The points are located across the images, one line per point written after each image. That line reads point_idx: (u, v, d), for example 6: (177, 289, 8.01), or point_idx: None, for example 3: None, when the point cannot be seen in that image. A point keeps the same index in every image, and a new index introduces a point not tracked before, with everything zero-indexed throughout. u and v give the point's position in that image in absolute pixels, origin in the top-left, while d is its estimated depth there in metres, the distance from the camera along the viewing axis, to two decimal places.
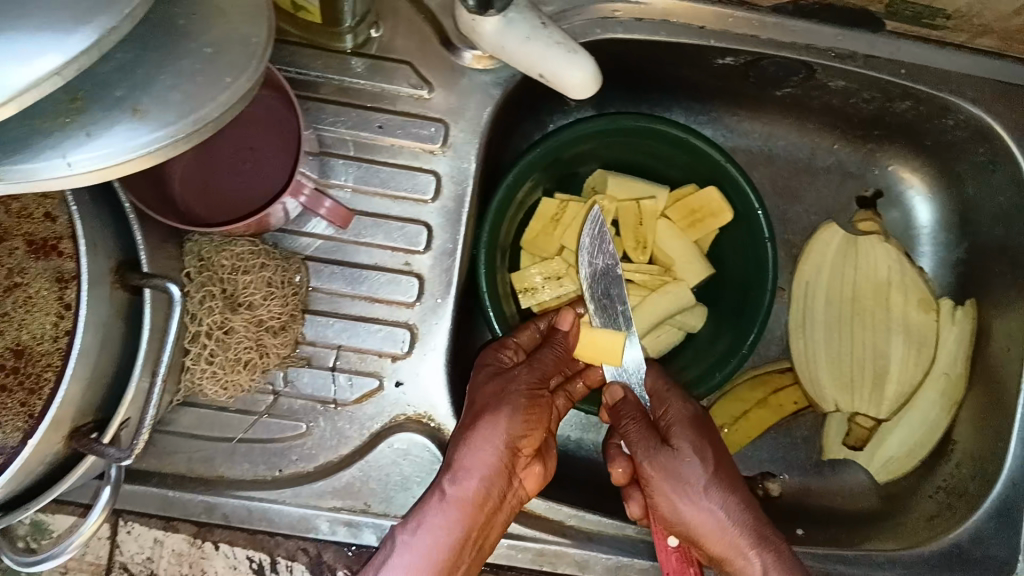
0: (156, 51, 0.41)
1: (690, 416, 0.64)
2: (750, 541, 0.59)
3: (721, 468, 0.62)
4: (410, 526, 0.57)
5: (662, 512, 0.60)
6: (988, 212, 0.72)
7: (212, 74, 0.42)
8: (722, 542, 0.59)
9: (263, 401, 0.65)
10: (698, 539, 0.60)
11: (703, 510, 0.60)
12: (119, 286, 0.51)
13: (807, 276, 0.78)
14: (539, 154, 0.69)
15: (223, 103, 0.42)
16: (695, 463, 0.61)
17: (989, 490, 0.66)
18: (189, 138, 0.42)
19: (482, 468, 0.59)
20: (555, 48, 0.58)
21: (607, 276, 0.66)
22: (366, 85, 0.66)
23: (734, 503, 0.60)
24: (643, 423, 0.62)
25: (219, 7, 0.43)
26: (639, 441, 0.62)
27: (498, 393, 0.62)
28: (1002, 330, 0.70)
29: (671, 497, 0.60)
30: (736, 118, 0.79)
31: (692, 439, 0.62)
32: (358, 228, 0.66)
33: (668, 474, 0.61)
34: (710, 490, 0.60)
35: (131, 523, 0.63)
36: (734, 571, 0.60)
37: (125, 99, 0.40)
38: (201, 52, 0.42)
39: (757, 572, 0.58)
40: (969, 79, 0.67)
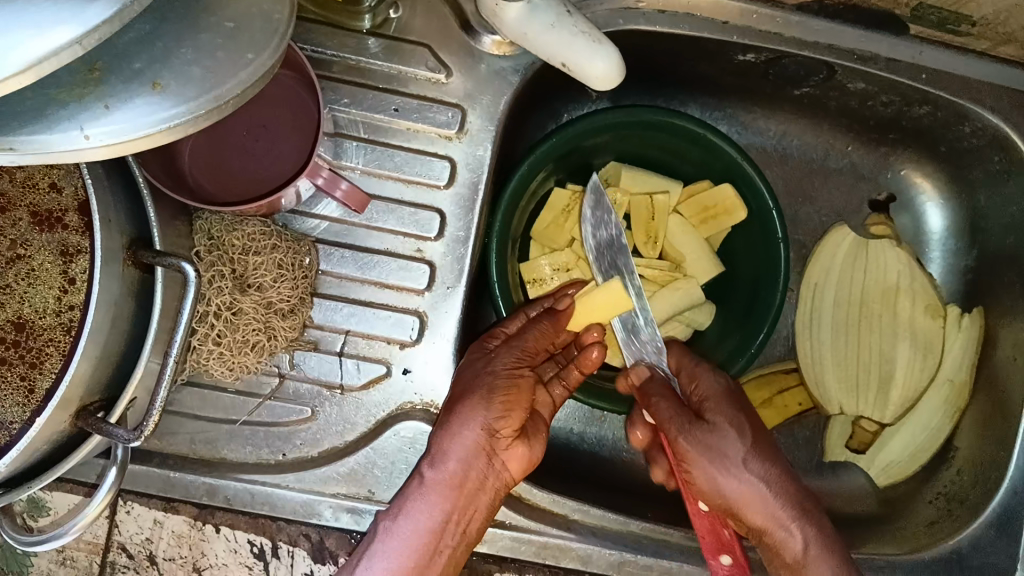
0: (179, 23, 0.40)
1: (723, 389, 0.63)
2: (791, 512, 0.59)
3: (758, 441, 0.61)
4: (394, 512, 0.58)
5: (697, 485, 0.59)
6: (1000, 221, 0.72)
7: (234, 50, 0.40)
8: (765, 514, 0.59)
9: (268, 384, 0.64)
10: (735, 511, 0.59)
11: (743, 482, 0.58)
12: (131, 263, 0.50)
13: (816, 278, 0.78)
14: (554, 144, 0.68)
15: (244, 81, 0.41)
16: (734, 438, 0.60)
17: (990, 498, 0.66)
18: (210, 114, 0.41)
19: (461, 452, 0.58)
20: (580, 37, 0.57)
21: (611, 247, 0.67)
22: (383, 66, 0.65)
23: (773, 477, 0.59)
24: (674, 402, 0.61)
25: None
26: (670, 418, 0.60)
27: (474, 378, 0.61)
28: (1009, 339, 0.70)
29: (711, 473, 0.58)
30: (751, 116, 0.79)
31: (728, 414, 0.61)
32: (371, 212, 0.66)
33: (707, 450, 0.58)
34: (751, 463, 0.59)
35: (131, 503, 0.62)
36: (773, 541, 0.59)
37: (145, 72, 0.39)
38: (221, 27, 0.41)
39: (799, 543, 0.58)
40: (988, 87, 0.67)
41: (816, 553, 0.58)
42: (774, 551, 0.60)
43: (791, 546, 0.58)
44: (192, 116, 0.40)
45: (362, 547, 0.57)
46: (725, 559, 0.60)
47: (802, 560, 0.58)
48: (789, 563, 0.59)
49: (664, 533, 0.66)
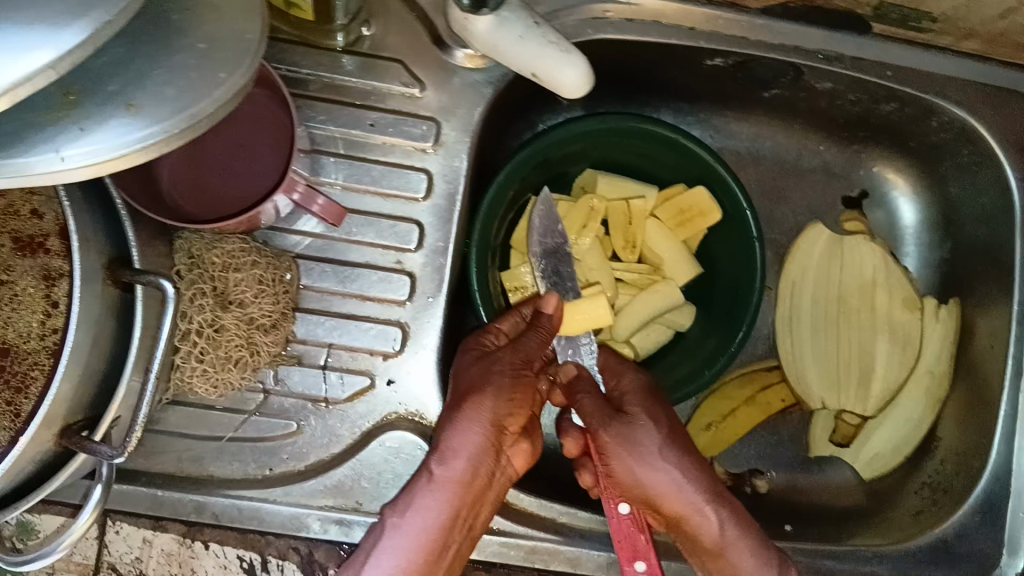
0: (149, 47, 0.41)
1: (642, 387, 0.65)
2: (706, 496, 0.60)
3: (673, 434, 0.63)
4: (400, 508, 0.58)
5: (618, 476, 0.61)
6: (972, 213, 0.74)
7: (205, 71, 0.42)
8: (681, 502, 0.60)
9: (253, 400, 0.65)
10: (652, 500, 0.61)
11: (660, 470, 0.60)
12: (112, 283, 0.51)
13: (794, 276, 0.78)
14: (529, 153, 0.69)
15: (217, 99, 0.42)
16: (651, 428, 0.61)
17: (973, 486, 0.68)
18: (183, 134, 0.42)
19: (472, 450, 0.59)
20: (549, 47, 0.59)
21: (557, 255, 0.69)
22: (357, 82, 0.66)
23: (688, 464, 0.61)
24: (597, 396, 0.63)
25: (210, 3, 0.43)
26: (593, 412, 0.62)
27: (483, 375, 0.62)
28: (986, 330, 0.71)
29: (628, 462, 0.60)
30: (723, 119, 0.80)
31: (645, 407, 0.63)
32: (349, 226, 0.66)
33: (622, 439, 0.61)
34: (668, 452, 0.61)
35: (119, 523, 0.62)
36: (691, 528, 0.61)
37: (118, 94, 0.40)
38: (194, 48, 0.42)
39: (715, 527, 0.60)
40: (953, 82, 0.69)
41: (733, 535, 0.60)
42: (694, 539, 0.61)
43: (709, 529, 0.60)
44: (166, 136, 0.41)
45: (363, 548, 0.57)
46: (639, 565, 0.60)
47: (720, 544, 0.60)
48: (708, 550, 0.61)
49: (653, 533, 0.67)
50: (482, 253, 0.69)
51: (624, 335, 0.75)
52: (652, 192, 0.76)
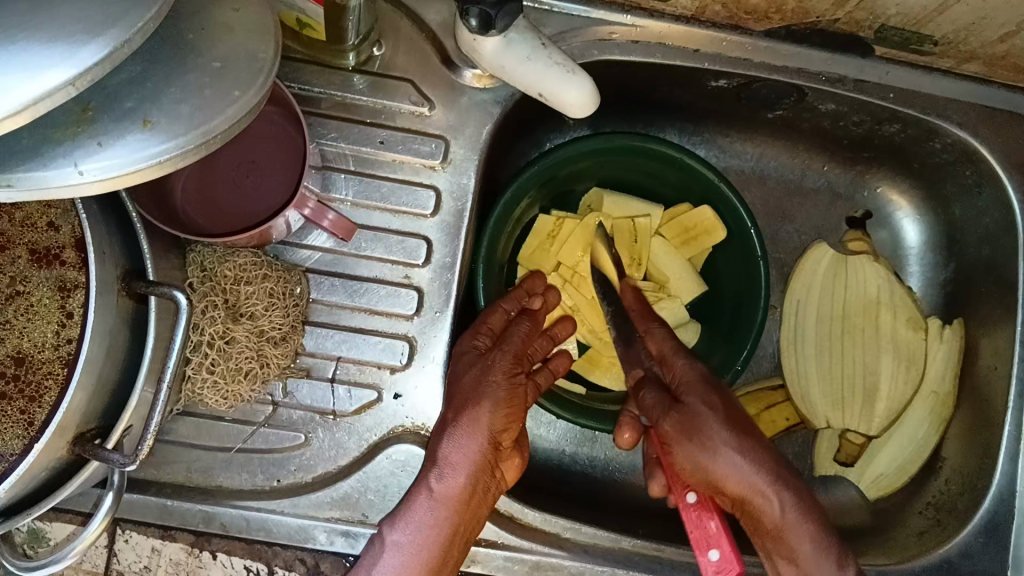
0: (168, 66, 0.42)
1: (699, 375, 0.63)
2: (768, 479, 0.59)
3: (733, 419, 0.62)
4: (400, 521, 0.58)
5: (682, 463, 0.61)
6: (975, 234, 0.74)
7: (220, 89, 0.43)
8: (742, 485, 0.59)
9: (262, 412, 0.66)
10: (716, 486, 0.60)
11: (726, 458, 0.59)
12: (125, 293, 0.52)
13: (798, 294, 0.79)
14: (536, 171, 0.71)
15: (230, 116, 0.44)
16: (709, 414, 0.61)
17: (977, 505, 0.68)
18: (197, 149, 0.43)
19: (468, 464, 0.60)
20: (554, 68, 0.61)
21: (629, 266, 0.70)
22: (368, 101, 0.68)
23: (750, 448, 0.60)
24: (658, 388, 0.65)
25: (227, 24, 0.45)
26: (653, 404, 0.64)
27: (478, 387, 0.62)
28: (989, 350, 0.72)
29: (691, 450, 0.60)
30: (728, 139, 0.81)
31: (703, 397, 0.62)
32: (359, 242, 0.67)
33: (685, 425, 0.61)
34: (733, 438, 0.60)
35: (129, 532, 0.63)
36: (755, 509, 0.59)
37: (135, 110, 0.41)
38: (208, 67, 0.44)
39: (777, 510, 0.58)
40: (954, 103, 0.70)
41: (793, 517, 0.58)
42: (755, 520, 0.59)
43: (770, 512, 0.58)
44: (181, 151, 0.42)
45: (367, 563, 0.57)
46: (713, 554, 0.57)
47: (781, 526, 0.58)
48: (770, 532, 0.59)
49: (656, 550, 0.67)
50: (489, 268, 0.70)
51: None
52: (657, 211, 0.77)
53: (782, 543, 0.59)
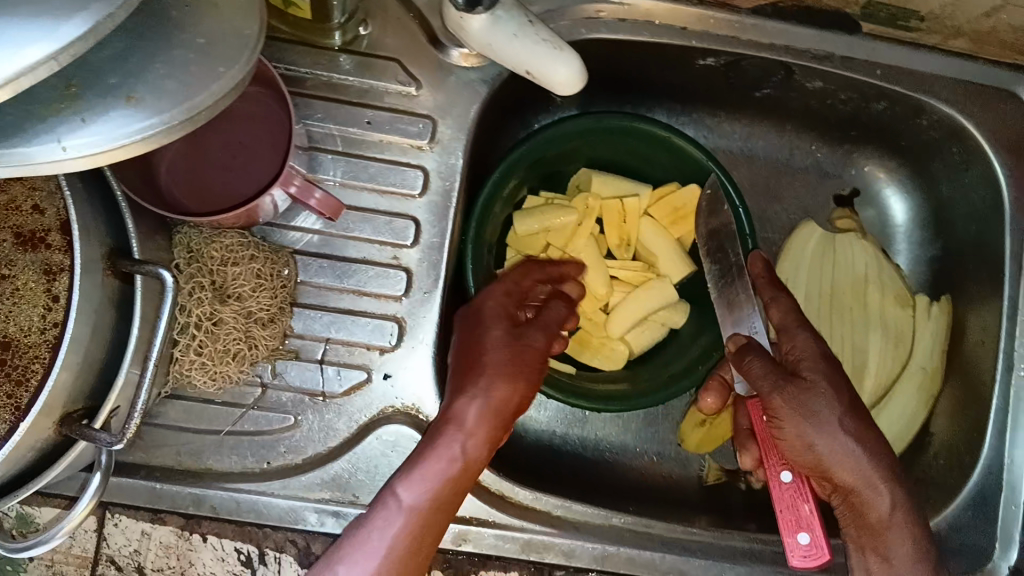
0: (155, 43, 0.42)
1: (820, 351, 0.66)
2: (884, 474, 0.62)
3: (856, 401, 0.64)
4: (409, 485, 0.57)
5: (788, 440, 0.62)
6: (963, 211, 0.75)
7: (205, 64, 0.43)
8: (856, 473, 0.62)
9: (251, 393, 0.65)
10: (827, 471, 0.62)
11: (835, 441, 0.62)
12: (112, 274, 0.52)
13: (787, 272, 0.78)
14: (525, 149, 0.71)
15: (214, 90, 0.43)
16: (831, 397, 0.63)
17: (967, 479, 0.69)
18: (184, 126, 0.42)
19: (489, 438, 0.61)
20: (542, 45, 0.61)
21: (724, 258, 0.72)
22: (355, 81, 0.67)
23: (870, 438, 0.63)
24: (767, 359, 0.64)
25: (214, 1, 0.45)
26: (762, 375, 0.63)
27: (515, 361, 0.63)
28: (978, 327, 0.73)
29: (803, 430, 0.62)
30: (716, 120, 0.81)
31: (828, 375, 0.64)
32: (347, 223, 0.67)
33: (797, 403, 0.62)
34: (847, 423, 0.62)
35: (119, 515, 0.63)
36: (859, 502, 0.63)
37: (119, 86, 0.41)
38: (192, 42, 0.43)
39: (884, 506, 0.62)
40: (942, 80, 0.70)
41: (899, 518, 0.62)
42: (858, 513, 0.63)
43: (879, 508, 0.62)
44: (167, 128, 0.42)
45: (365, 524, 0.56)
46: (803, 537, 0.62)
47: (886, 523, 0.62)
48: (871, 526, 0.63)
49: (646, 527, 0.67)
50: (478, 248, 0.70)
51: (618, 334, 0.75)
52: (645, 190, 0.76)
53: (879, 538, 0.63)
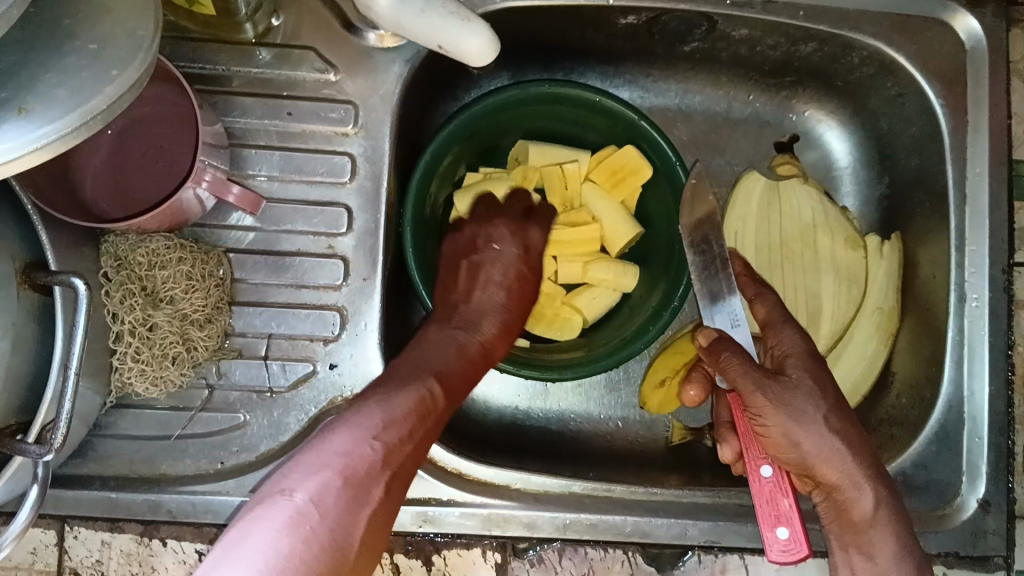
0: (43, 53, 0.42)
1: (805, 347, 0.63)
2: (867, 472, 0.60)
3: (839, 399, 0.61)
4: (420, 383, 0.58)
5: (771, 436, 0.59)
6: (905, 145, 0.74)
7: (98, 69, 0.42)
8: (840, 471, 0.59)
9: (198, 396, 0.66)
10: (809, 468, 0.60)
11: (821, 439, 0.59)
12: (27, 286, 0.52)
13: (736, 226, 0.77)
14: (455, 128, 0.70)
15: (110, 95, 0.42)
16: (815, 395, 0.60)
17: (928, 415, 0.68)
18: (79, 131, 0.42)
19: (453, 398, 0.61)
20: (450, 19, 0.60)
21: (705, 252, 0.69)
22: (273, 74, 0.67)
23: (852, 435, 0.60)
24: (749, 359, 0.60)
25: (103, 4, 0.44)
26: (744, 376, 0.59)
27: (505, 321, 0.68)
28: (927, 260, 0.72)
29: (787, 428, 0.58)
30: (650, 79, 0.80)
31: (812, 372, 0.61)
32: (279, 217, 0.67)
33: (781, 402, 0.59)
34: (832, 421, 0.60)
35: (76, 528, 0.64)
36: (843, 499, 0.60)
37: (10, 99, 0.40)
38: (86, 49, 0.43)
39: (868, 505, 0.59)
40: (868, 15, 0.68)
41: (884, 516, 0.59)
42: (841, 510, 0.60)
43: (861, 505, 0.60)
44: (64, 136, 0.41)
45: (364, 409, 0.55)
46: (782, 532, 0.60)
47: (869, 520, 0.59)
48: (855, 523, 0.60)
49: (606, 490, 0.67)
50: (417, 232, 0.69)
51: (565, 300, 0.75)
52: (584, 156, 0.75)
53: (861, 536, 0.60)
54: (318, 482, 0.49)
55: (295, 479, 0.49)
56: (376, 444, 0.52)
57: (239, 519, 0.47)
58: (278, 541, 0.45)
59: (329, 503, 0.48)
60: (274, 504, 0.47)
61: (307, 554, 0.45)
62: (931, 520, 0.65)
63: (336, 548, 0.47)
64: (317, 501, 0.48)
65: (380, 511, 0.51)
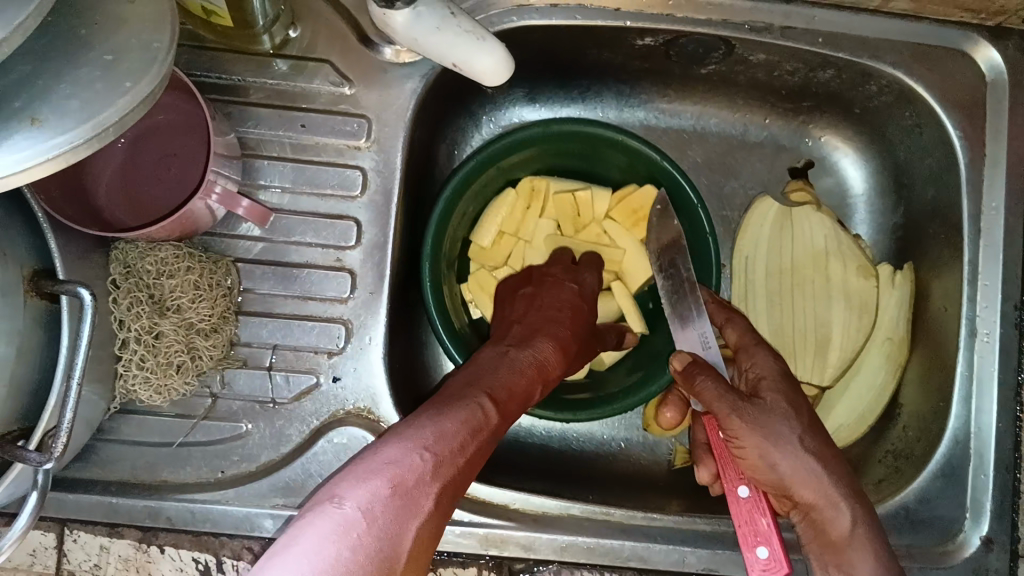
0: (56, 63, 0.42)
1: (779, 370, 0.63)
2: (843, 491, 0.58)
3: (812, 420, 0.61)
4: (470, 399, 0.54)
5: (748, 458, 0.58)
6: (921, 175, 0.73)
7: (111, 81, 0.42)
8: (816, 490, 0.58)
9: (201, 405, 0.66)
10: (785, 488, 0.59)
11: (795, 457, 0.58)
12: (35, 294, 0.52)
13: (746, 250, 0.78)
14: (473, 166, 0.69)
15: (123, 107, 0.42)
16: (787, 415, 0.60)
17: (933, 451, 0.67)
18: (90, 143, 0.42)
19: (509, 416, 0.57)
20: (465, 36, 0.60)
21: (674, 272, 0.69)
22: (288, 85, 0.67)
23: (825, 454, 0.59)
24: (720, 379, 0.59)
25: (118, 15, 0.44)
26: (718, 396, 0.58)
27: (568, 338, 0.65)
28: (941, 292, 0.71)
29: (762, 448, 0.58)
30: (666, 100, 0.80)
31: (783, 393, 0.61)
32: (288, 228, 0.67)
33: (756, 422, 0.58)
34: (806, 441, 0.59)
35: (77, 531, 0.64)
36: (820, 519, 0.59)
37: (22, 110, 0.40)
38: (101, 60, 0.43)
39: (845, 523, 0.58)
40: (888, 43, 0.68)
41: (862, 535, 0.58)
42: (820, 530, 0.59)
43: (839, 524, 0.58)
44: (75, 146, 0.41)
45: (413, 422, 0.51)
46: (760, 551, 0.58)
47: (846, 540, 0.58)
48: (834, 544, 0.58)
49: (605, 514, 0.67)
50: (436, 267, 0.69)
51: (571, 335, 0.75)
52: (606, 194, 0.75)
53: (842, 555, 0.58)
54: (365, 490, 0.45)
55: (344, 488, 0.45)
56: (425, 455, 0.48)
57: (290, 525, 0.44)
58: (323, 548, 0.41)
59: (379, 514, 0.44)
60: (322, 510, 0.44)
61: (351, 564, 0.41)
62: (932, 558, 0.64)
63: (385, 556, 0.43)
64: (365, 509, 0.44)
65: (427, 522, 0.47)
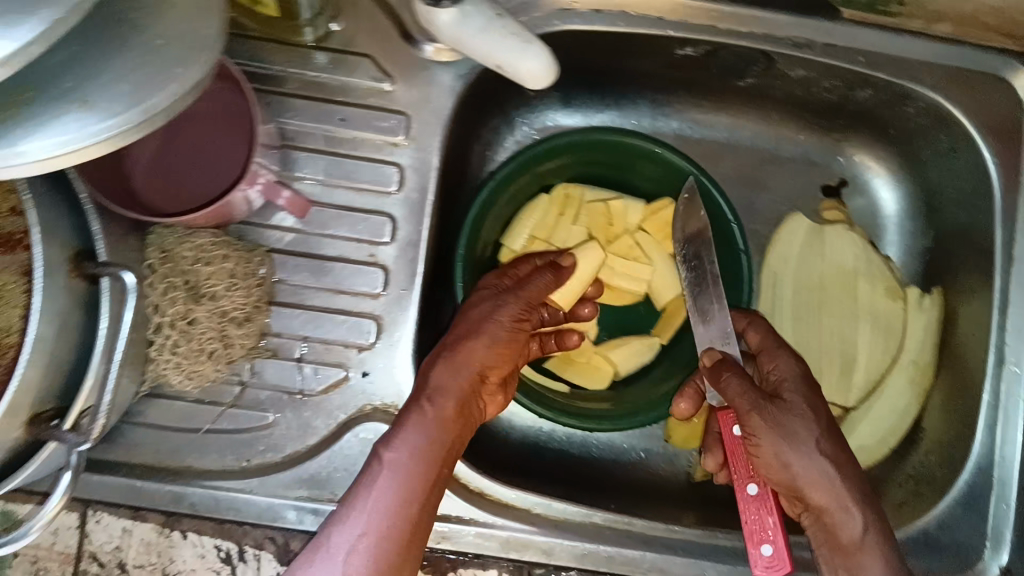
0: (107, 44, 0.41)
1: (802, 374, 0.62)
2: (857, 496, 0.57)
3: (833, 425, 0.60)
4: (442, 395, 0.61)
5: (763, 455, 0.58)
6: (954, 199, 0.73)
7: (162, 65, 0.42)
8: (829, 493, 0.57)
9: (229, 393, 0.66)
10: (798, 488, 0.57)
11: (812, 458, 0.57)
12: (77, 275, 0.52)
13: (775, 266, 0.78)
14: (511, 169, 0.71)
15: (173, 92, 0.42)
16: (807, 418, 0.59)
17: (956, 475, 0.67)
18: (139, 128, 0.42)
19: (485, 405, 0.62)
20: (510, 38, 0.60)
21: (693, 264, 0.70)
22: (330, 78, 0.68)
23: (842, 458, 0.58)
24: (745, 380, 0.60)
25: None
26: (742, 393, 0.59)
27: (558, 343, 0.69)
28: (968, 318, 0.71)
29: (776, 444, 0.57)
30: (700, 111, 0.80)
31: (803, 394, 0.61)
32: (323, 221, 0.68)
33: (775, 421, 0.58)
34: (823, 444, 0.58)
35: (100, 513, 0.63)
36: (830, 522, 0.57)
37: (74, 91, 0.40)
38: (151, 43, 0.42)
39: (857, 528, 0.56)
40: (928, 66, 0.68)
41: (874, 542, 0.56)
42: (830, 534, 0.57)
43: (849, 528, 0.56)
44: (122, 130, 0.41)
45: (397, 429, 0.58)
46: (765, 549, 0.59)
47: (857, 545, 0.56)
48: (843, 547, 0.56)
49: (627, 524, 0.67)
50: (467, 266, 0.70)
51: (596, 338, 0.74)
52: (638, 204, 0.76)
53: (850, 559, 0.56)
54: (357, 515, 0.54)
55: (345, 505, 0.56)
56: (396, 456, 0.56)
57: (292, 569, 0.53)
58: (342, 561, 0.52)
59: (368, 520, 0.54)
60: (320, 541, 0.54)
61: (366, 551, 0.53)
62: None
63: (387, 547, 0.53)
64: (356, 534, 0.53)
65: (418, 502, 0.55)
